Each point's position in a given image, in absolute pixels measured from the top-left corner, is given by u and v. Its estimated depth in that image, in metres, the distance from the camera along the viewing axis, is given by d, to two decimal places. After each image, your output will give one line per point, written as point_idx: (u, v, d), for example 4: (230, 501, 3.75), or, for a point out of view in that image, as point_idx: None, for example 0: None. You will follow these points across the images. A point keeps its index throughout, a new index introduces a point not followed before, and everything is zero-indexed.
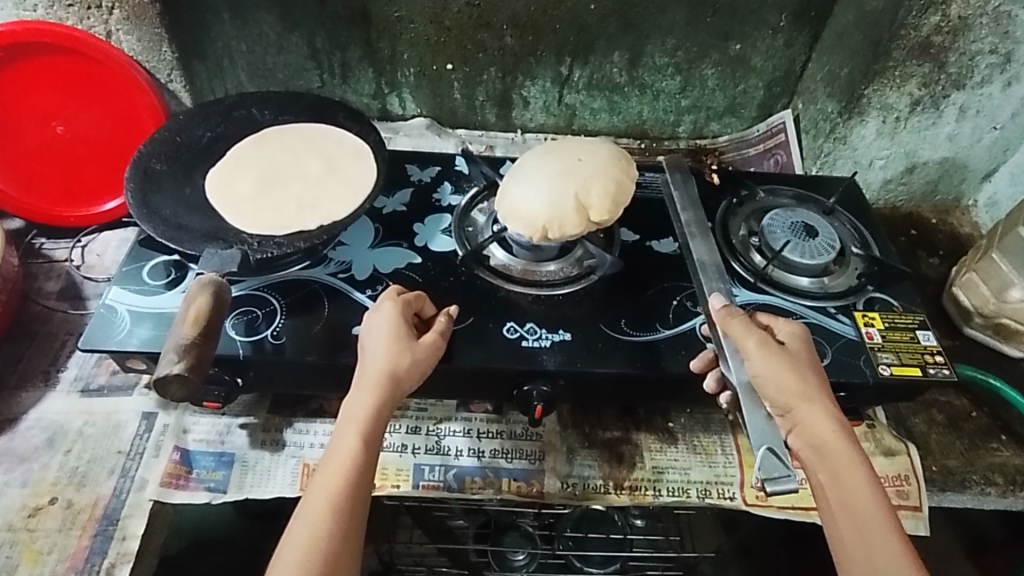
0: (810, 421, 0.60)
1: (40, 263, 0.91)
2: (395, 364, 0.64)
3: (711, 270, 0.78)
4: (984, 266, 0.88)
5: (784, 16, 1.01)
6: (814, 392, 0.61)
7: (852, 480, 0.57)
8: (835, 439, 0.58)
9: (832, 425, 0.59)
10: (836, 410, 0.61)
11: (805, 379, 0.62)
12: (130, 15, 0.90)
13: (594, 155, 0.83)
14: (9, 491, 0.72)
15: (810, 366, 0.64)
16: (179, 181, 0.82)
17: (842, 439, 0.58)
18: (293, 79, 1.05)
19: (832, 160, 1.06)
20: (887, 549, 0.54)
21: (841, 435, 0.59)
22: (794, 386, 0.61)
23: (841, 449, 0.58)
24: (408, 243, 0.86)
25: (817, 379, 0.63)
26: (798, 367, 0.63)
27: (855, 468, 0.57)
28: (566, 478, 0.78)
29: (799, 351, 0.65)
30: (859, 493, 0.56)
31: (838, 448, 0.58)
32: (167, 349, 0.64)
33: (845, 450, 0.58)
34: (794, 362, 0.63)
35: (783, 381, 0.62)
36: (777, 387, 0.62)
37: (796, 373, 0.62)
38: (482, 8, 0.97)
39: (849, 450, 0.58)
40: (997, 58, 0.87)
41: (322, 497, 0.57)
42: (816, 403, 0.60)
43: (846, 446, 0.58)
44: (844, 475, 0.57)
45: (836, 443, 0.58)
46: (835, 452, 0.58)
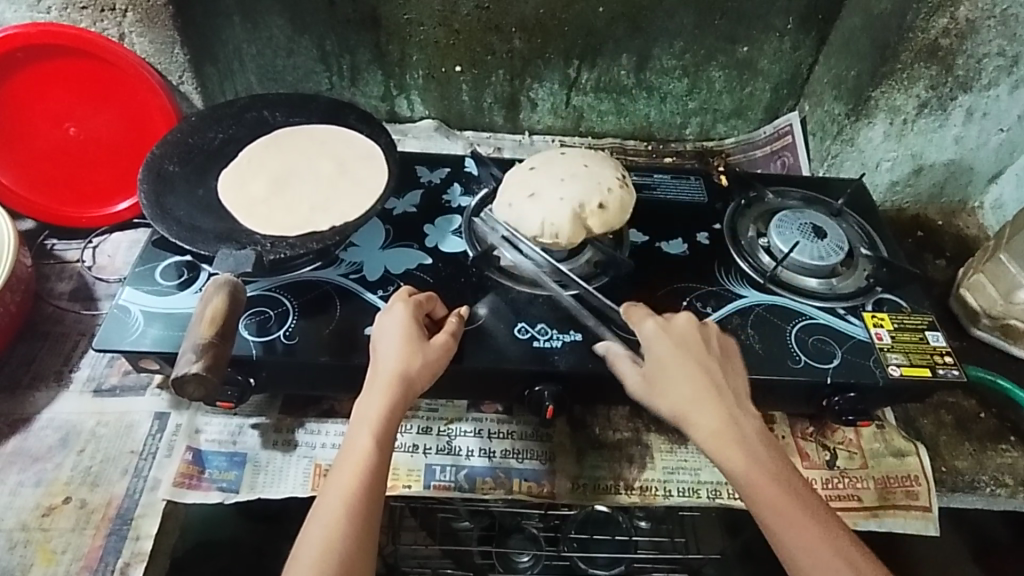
0: (693, 425, 0.64)
1: (52, 264, 0.92)
2: (407, 365, 0.64)
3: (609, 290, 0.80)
4: (992, 267, 0.88)
5: (791, 20, 1.02)
6: (686, 398, 0.65)
7: (744, 470, 0.61)
8: (714, 442, 0.62)
9: (709, 426, 0.63)
10: (706, 405, 0.64)
11: (680, 382, 0.66)
12: (142, 18, 0.89)
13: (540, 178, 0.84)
14: (22, 491, 0.72)
15: (685, 362, 0.67)
16: (192, 182, 0.82)
17: (719, 435, 0.63)
18: (303, 82, 1.06)
19: (840, 161, 1.06)
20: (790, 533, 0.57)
21: (711, 433, 0.63)
22: (668, 399, 0.66)
23: (720, 450, 0.62)
24: (419, 244, 0.86)
25: (691, 375, 0.66)
26: (668, 374, 0.67)
27: (739, 463, 0.61)
28: (577, 478, 0.79)
29: (673, 349, 0.68)
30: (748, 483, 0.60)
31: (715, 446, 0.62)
32: (185, 348, 0.64)
33: (722, 450, 0.62)
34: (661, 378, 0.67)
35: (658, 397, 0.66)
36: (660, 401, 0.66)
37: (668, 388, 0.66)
38: (491, 11, 0.98)
39: (728, 444, 0.62)
40: (1004, 60, 0.87)
41: (337, 497, 0.57)
42: (688, 408, 0.64)
43: (725, 443, 0.62)
44: (734, 472, 0.61)
45: (713, 440, 0.63)
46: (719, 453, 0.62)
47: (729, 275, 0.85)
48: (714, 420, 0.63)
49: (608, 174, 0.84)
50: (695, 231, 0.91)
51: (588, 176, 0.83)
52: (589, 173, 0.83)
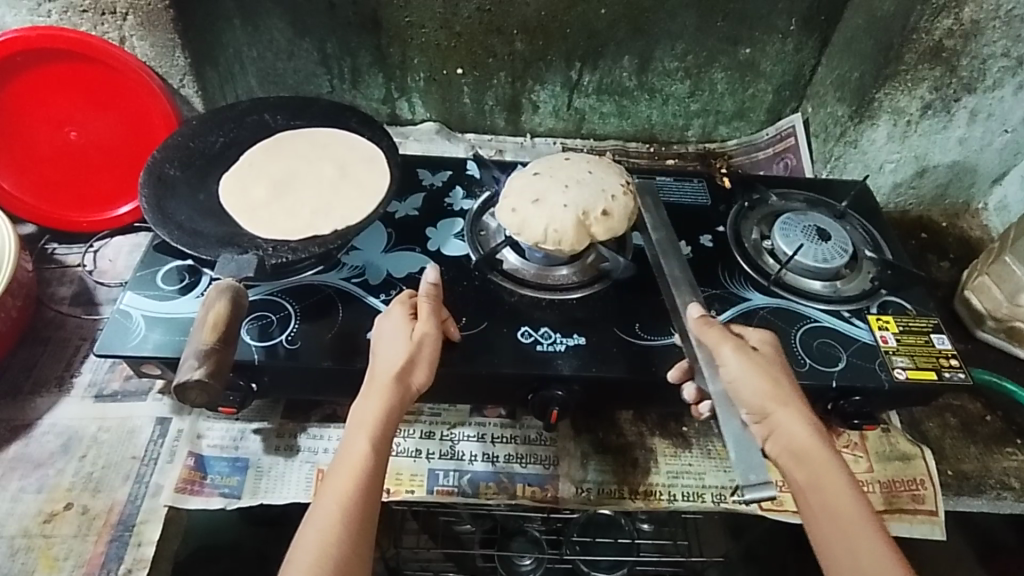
0: (787, 423, 0.59)
1: (53, 269, 0.91)
2: (405, 368, 0.64)
3: (683, 285, 0.76)
4: (997, 269, 0.88)
5: (794, 21, 1.01)
6: (789, 397, 0.61)
7: (837, 477, 0.56)
8: (813, 442, 0.58)
9: (809, 429, 0.59)
10: (807, 411, 0.61)
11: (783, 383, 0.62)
12: (143, 21, 0.88)
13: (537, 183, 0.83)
14: (24, 497, 0.72)
15: (783, 371, 0.64)
16: (193, 186, 0.82)
17: (819, 439, 0.58)
18: (304, 84, 1.06)
19: (842, 164, 1.06)
20: (873, 548, 0.53)
21: (816, 435, 0.59)
22: (768, 391, 0.61)
23: (817, 452, 0.58)
24: (421, 248, 0.86)
25: (790, 385, 0.63)
26: (771, 371, 0.63)
27: (833, 470, 0.57)
28: (581, 482, 0.78)
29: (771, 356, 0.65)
30: (838, 491, 0.56)
31: (814, 448, 0.58)
32: (188, 354, 0.64)
33: (823, 452, 0.58)
34: (769, 370, 0.63)
35: (757, 384, 0.61)
36: (755, 387, 0.61)
37: (771, 378, 0.62)
38: (493, 13, 0.97)
39: (827, 453, 0.58)
40: (1009, 61, 0.87)
41: (333, 502, 0.56)
42: (792, 407, 0.60)
43: (825, 448, 0.58)
44: (824, 475, 0.57)
45: (813, 440, 0.58)
46: (812, 455, 0.58)
47: (732, 278, 0.85)
48: (813, 425, 0.59)
49: (611, 181, 0.83)
50: (698, 234, 0.91)
51: (592, 183, 0.82)
52: (593, 179, 0.83)
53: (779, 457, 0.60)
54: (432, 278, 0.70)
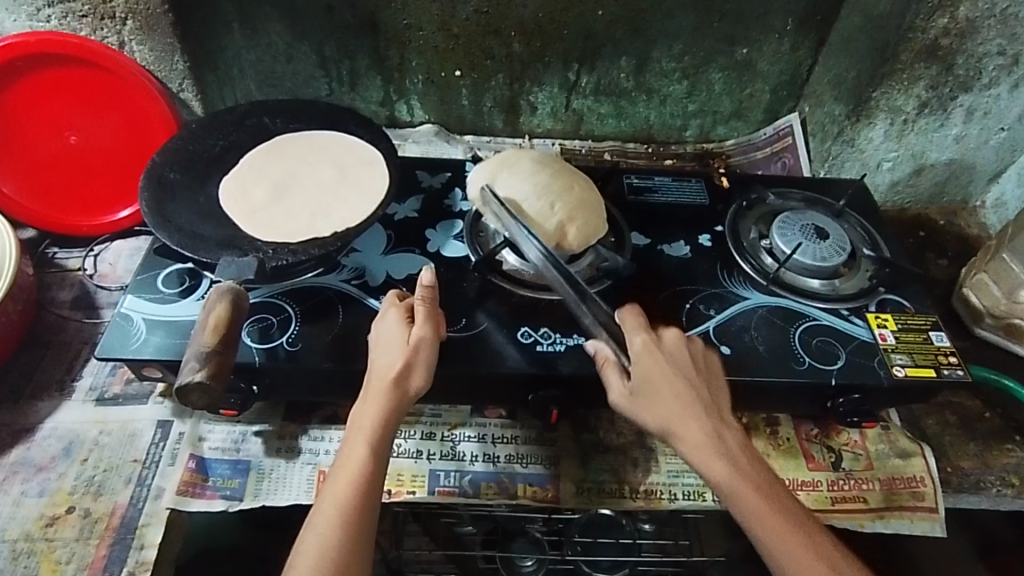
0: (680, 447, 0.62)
1: (53, 273, 0.91)
2: (402, 372, 0.64)
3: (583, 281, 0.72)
4: (995, 266, 0.88)
5: (790, 21, 1.02)
6: (676, 415, 0.62)
7: (732, 493, 0.59)
8: (701, 462, 0.61)
9: (700, 443, 0.61)
10: (696, 422, 0.62)
11: (674, 396, 0.63)
12: (142, 25, 0.89)
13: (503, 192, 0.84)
14: (26, 501, 0.72)
15: (674, 375, 0.64)
16: (193, 189, 0.82)
17: (709, 456, 0.60)
18: (302, 87, 1.06)
19: (840, 163, 1.05)
20: (784, 553, 0.56)
21: (705, 454, 0.61)
22: (659, 418, 0.63)
23: (710, 471, 0.60)
24: (421, 250, 0.86)
25: (678, 389, 0.63)
26: (654, 389, 0.64)
27: (729, 486, 0.59)
28: (582, 482, 0.78)
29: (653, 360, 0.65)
30: (740, 505, 0.59)
31: (705, 467, 0.60)
32: (188, 356, 0.64)
33: (714, 471, 0.60)
34: (655, 388, 0.64)
35: (646, 416, 0.64)
36: (652, 416, 0.63)
37: (657, 399, 0.63)
38: (490, 15, 0.98)
39: (718, 469, 0.60)
40: (1004, 59, 0.88)
41: (332, 506, 0.57)
42: (679, 426, 0.62)
43: (716, 463, 0.60)
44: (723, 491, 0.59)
45: (706, 459, 0.60)
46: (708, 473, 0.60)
47: (732, 277, 0.85)
48: (700, 441, 0.61)
49: (529, 189, 0.82)
50: (697, 233, 0.91)
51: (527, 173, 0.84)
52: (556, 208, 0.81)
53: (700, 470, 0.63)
54: (427, 278, 0.68)
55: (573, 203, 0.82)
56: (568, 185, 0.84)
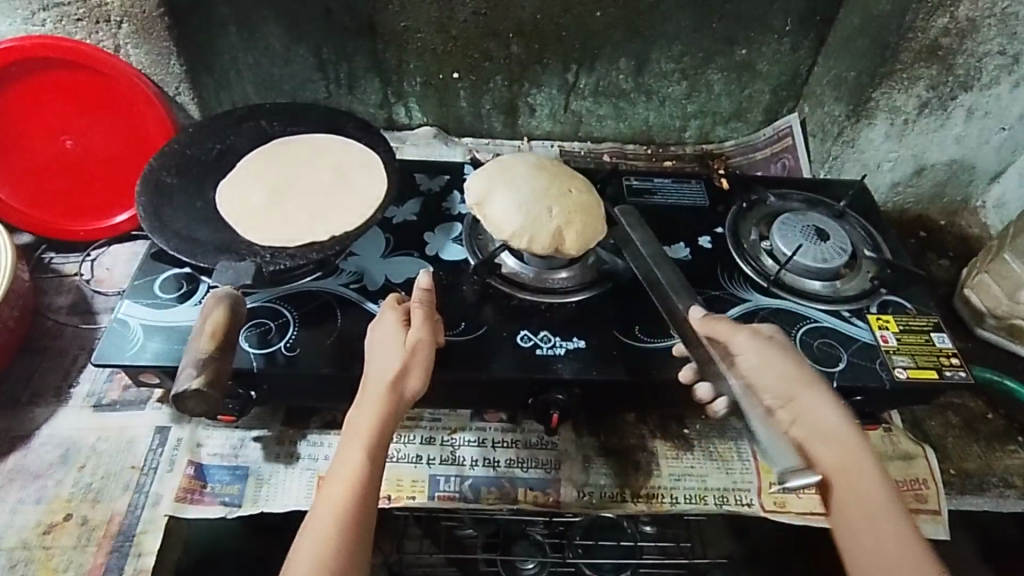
0: (809, 408, 0.60)
1: (50, 278, 0.91)
2: (399, 375, 0.63)
3: (682, 288, 0.73)
4: (996, 266, 0.88)
5: (790, 21, 1.01)
6: (811, 381, 0.61)
7: (851, 463, 0.57)
8: (830, 426, 0.59)
9: (836, 412, 0.60)
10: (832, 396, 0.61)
11: (801, 368, 0.62)
12: (138, 29, 0.89)
13: (499, 198, 0.82)
14: (23, 509, 0.71)
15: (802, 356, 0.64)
16: (190, 194, 0.82)
17: (847, 422, 0.59)
18: (300, 90, 1.06)
19: (840, 163, 1.06)
20: (903, 534, 0.53)
21: (843, 421, 0.59)
22: (792, 377, 0.61)
23: (847, 437, 0.58)
24: (420, 253, 0.86)
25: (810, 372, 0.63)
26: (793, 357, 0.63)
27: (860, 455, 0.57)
28: (583, 486, 0.78)
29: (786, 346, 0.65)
30: (863, 477, 0.56)
31: (842, 434, 0.58)
32: (185, 363, 0.63)
33: (851, 441, 0.58)
34: (788, 357, 0.63)
35: (783, 370, 0.61)
36: (782, 375, 0.61)
37: (794, 363, 0.62)
38: (488, 17, 0.97)
39: (851, 437, 0.58)
40: (1004, 59, 0.87)
41: (329, 513, 0.56)
42: (819, 391, 0.61)
43: (854, 433, 0.58)
44: (854, 458, 0.57)
45: (838, 426, 0.59)
46: (840, 439, 0.58)
47: (732, 280, 0.85)
48: (833, 409, 0.60)
49: (526, 194, 0.81)
50: (697, 235, 0.90)
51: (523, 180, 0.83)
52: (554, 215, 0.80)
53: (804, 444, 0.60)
54: (424, 282, 0.69)
55: (568, 207, 0.81)
56: (562, 189, 0.83)
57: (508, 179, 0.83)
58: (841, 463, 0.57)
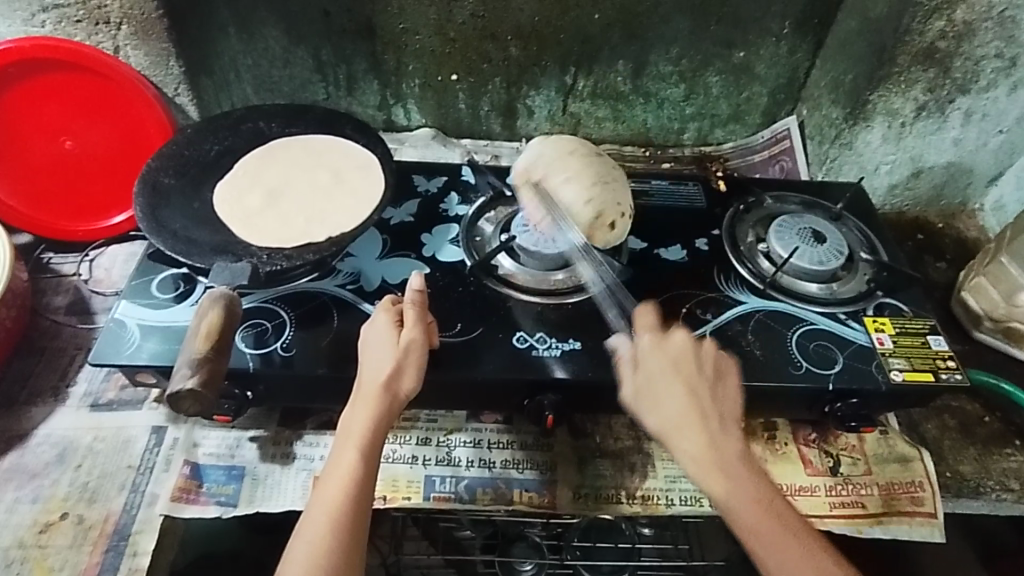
0: (681, 446, 0.62)
1: (49, 279, 0.91)
2: (392, 376, 0.63)
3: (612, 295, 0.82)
4: (993, 269, 0.88)
5: (787, 24, 1.02)
6: (685, 413, 0.62)
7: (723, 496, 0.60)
8: (698, 460, 0.61)
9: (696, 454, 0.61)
10: (702, 420, 0.62)
11: (670, 400, 0.63)
12: (137, 31, 0.89)
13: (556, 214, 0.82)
14: (19, 508, 0.71)
15: (686, 373, 0.64)
16: (187, 195, 0.82)
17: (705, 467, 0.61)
18: (299, 92, 1.06)
19: (838, 165, 1.06)
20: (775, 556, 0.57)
21: (705, 454, 0.61)
22: (666, 413, 0.63)
23: (710, 469, 0.61)
24: (416, 254, 0.86)
25: (692, 391, 0.64)
26: (667, 386, 0.64)
27: (728, 484, 0.60)
28: (578, 488, 0.78)
29: (673, 362, 0.65)
30: (735, 505, 0.59)
31: (706, 467, 0.61)
32: (180, 364, 0.64)
33: (716, 472, 0.60)
34: (667, 385, 0.64)
35: (657, 410, 0.63)
36: (655, 414, 0.64)
37: (669, 396, 0.63)
38: (486, 19, 0.98)
39: (718, 468, 0.61)
40: (1002, 62, 0.87)
41: (322, 514, 0.56)
42: (679, 433, 0.62)
43: (720, 468, 0.61)
44: (721, 492, 0.60)
45: (704, 459, 0.61)
46: (707, 472, 0.61)
47: (728, 281, 0.85)
48: (699, 440, 0.62)
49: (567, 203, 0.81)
50: (694, 237, 0.90)
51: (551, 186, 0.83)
52: (576, 198, 0.80)
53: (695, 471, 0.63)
54: (415, 283, 0.68)
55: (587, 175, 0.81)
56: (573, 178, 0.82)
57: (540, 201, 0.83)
58: (717, 498, 0.60)
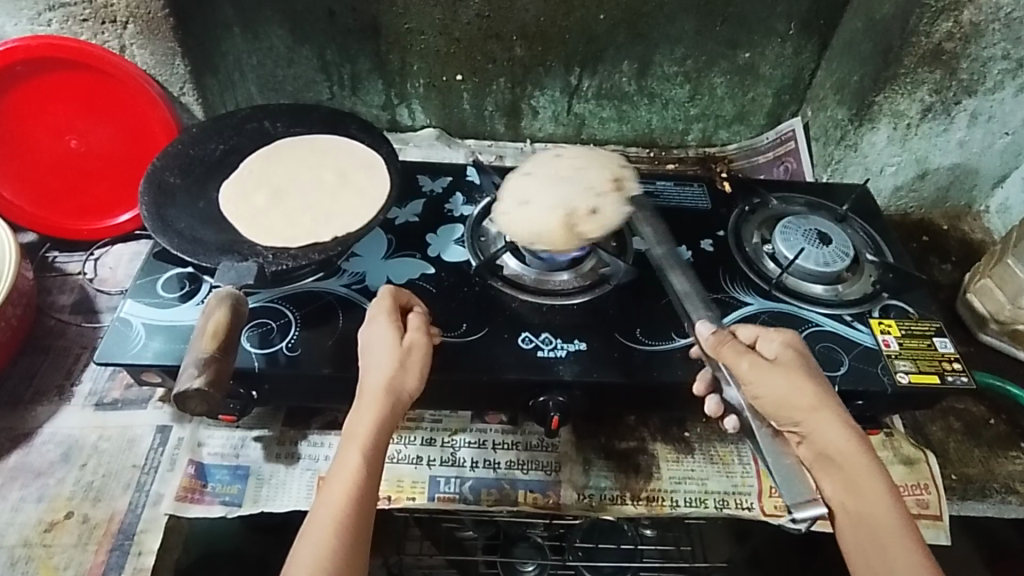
0: (823, 430, 0.59)
1: (53, 277, 0.91)
2: (395, 379, 0.62)
3: (696, 298, 0.76)
4: (998, 271, 0.87)
5: (793, 25, 1.01)
6: (824, 402, 0.60)
7: (864, 488, 0.57)
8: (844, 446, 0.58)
9: (841, 434, 0.59)
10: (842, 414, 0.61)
11: (807, 387, 0.61)
12: (143, 30, 0.89)
13: (526, 212, 0.83)
14: (24, 507, 0.71)
15: (813, 371, 0.63)
16: (193, 195, 0.82)
17: (852, 447, 0.58)
18: (303, 92, 1.06)
19: (843, 167, 1.06)
20: (914, 556, 0.54)
21: (853, 443, 0.59)
22: (801, 399, 0.60)
23: (855, 459, 0.58)
24: (422, 254, 0.86)
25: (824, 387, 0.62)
26: (801, 377, 0.62)
27: (872, 478, 0.57)
28: (583, 488, 0.78)
29: (801, 360, 0.64)
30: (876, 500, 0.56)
31: (851, 457, 0.58)
32: (188, 362, 0.64)
33: (862, 461, 0.58)
34: (801, 375, 0.62)
35: (789, 394, 0.60)
36: (785, 397, 0.60)
37: (804, 384, 0.61)
38: (492, 19, 0.98)
39: (862, 458, 0.58)
40: (1009, 63, 0.87)
41: (325, 517, 0.56)
42: (827, 414, 0.60)
43: (864, 459, 0.58)
44: (862, 483, 0.57)
45: (850, 446, 0.58)
46: (849, 461, 0.58)
47: (733, 282, 0.85)
48: (845, 427, 0.59)
49: (543, 203, 0.83)
50: (699, 238, 0.90)
51: (537, 188, 0.85)
52: (554, 201, 0.83)
53: (817, 465, 0.60)
54: None
55: (579, 188, 0.85)
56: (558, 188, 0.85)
57: (518, 201, 0.85)
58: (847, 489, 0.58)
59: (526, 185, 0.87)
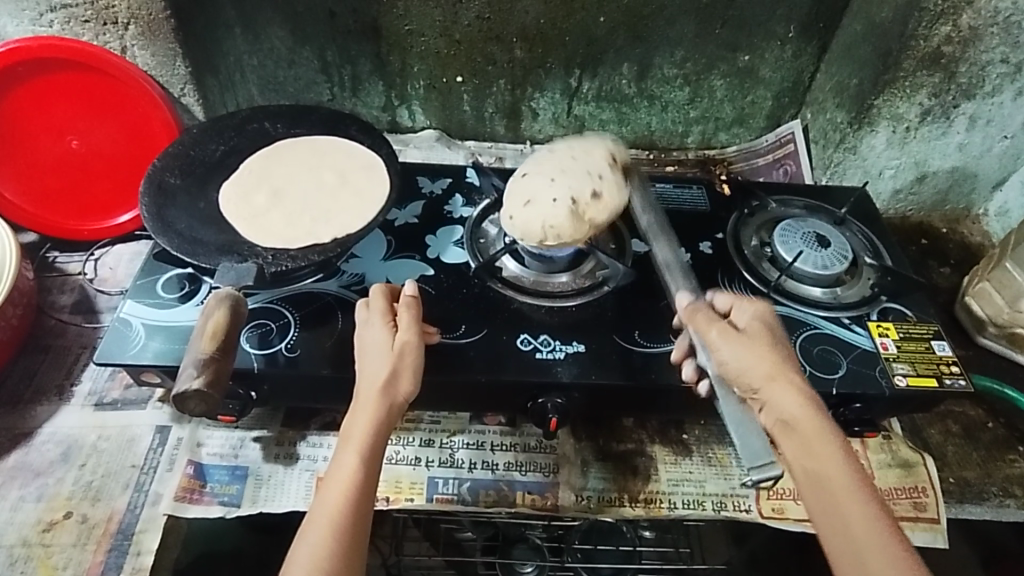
0: (776, 396, 0.58)
1: (54, 277, 0.92)
2: (390, 381, 0.62)
3: (676, 270, 0.77)
4: (996, 275, 0.88)
5: (792, 27, 1.02)
6: (781, 369, 0.59)
7: (817, 452, 0.55)
8: (797, 411, 0.57)
9: (799, 401, 0.58)
10: (801, 381, 0.59)
11: (766, 355, 0.60)
12: (144, 31, 0.89)
13: (534, 207, 0.79)
14: (23, 506, 0.72)
15: (776, 341, 0.62)
16: (193, 195, 0.82)
17: (810, 412, 0.57)
18: (304, 93, 1.07)
19: (842, 170, 1.04)
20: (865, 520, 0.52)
21: (808, 410, 0.57)
22: (759, 366, 0.59)
23: (808, 424, 0.56)
24: (421, 256, 0.86)
25: (785, 357, 0.61)
26: (761, 346, 0.61)
27: (826, 443, 0.55)
28: (581, 490, 0.78)
29: (766, 330, 0.63)
30: (830, 465, 0.55)
31: (805, 422, 0.56)
32: (186, 363, 0.64)
33: (815, 426, 0.56)
34: (761, 344, 0.61)
35: (747, 361, 0.60)
36: (744, 364, 0.60)
37: (763, 352, 0.60)
38: (492, 21, 0.98)
39: (817, 424, 0.56)
40: (1007, 67, 0.88)
41: (323, 517, 0.56)
42: (783, 380, 0.59)
43: (818, 424, 0.56)
44: (816, 448, 0.55)
45: (804, 412, 0.57)
46: (802, 427, 0.56)
47: (732, 284, 0.85)
48: (800, 393, 0.58)
49: (545, 194, 0.79)
50: (698, 240, 0.91)
51: (535, 179, 0.81)
52: (560, 186, 0.79)
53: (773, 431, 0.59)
54: (409, 289, 0.69)
55: (574, 170, 0.81)
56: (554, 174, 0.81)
57: (518, 197, 0.81)
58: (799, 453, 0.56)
59: (521, 180, 0.82)
